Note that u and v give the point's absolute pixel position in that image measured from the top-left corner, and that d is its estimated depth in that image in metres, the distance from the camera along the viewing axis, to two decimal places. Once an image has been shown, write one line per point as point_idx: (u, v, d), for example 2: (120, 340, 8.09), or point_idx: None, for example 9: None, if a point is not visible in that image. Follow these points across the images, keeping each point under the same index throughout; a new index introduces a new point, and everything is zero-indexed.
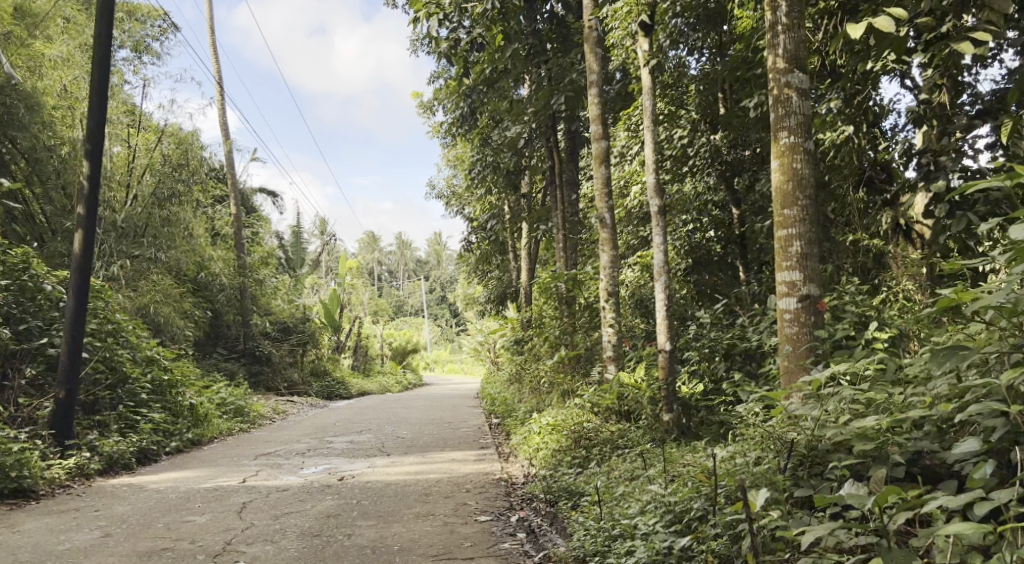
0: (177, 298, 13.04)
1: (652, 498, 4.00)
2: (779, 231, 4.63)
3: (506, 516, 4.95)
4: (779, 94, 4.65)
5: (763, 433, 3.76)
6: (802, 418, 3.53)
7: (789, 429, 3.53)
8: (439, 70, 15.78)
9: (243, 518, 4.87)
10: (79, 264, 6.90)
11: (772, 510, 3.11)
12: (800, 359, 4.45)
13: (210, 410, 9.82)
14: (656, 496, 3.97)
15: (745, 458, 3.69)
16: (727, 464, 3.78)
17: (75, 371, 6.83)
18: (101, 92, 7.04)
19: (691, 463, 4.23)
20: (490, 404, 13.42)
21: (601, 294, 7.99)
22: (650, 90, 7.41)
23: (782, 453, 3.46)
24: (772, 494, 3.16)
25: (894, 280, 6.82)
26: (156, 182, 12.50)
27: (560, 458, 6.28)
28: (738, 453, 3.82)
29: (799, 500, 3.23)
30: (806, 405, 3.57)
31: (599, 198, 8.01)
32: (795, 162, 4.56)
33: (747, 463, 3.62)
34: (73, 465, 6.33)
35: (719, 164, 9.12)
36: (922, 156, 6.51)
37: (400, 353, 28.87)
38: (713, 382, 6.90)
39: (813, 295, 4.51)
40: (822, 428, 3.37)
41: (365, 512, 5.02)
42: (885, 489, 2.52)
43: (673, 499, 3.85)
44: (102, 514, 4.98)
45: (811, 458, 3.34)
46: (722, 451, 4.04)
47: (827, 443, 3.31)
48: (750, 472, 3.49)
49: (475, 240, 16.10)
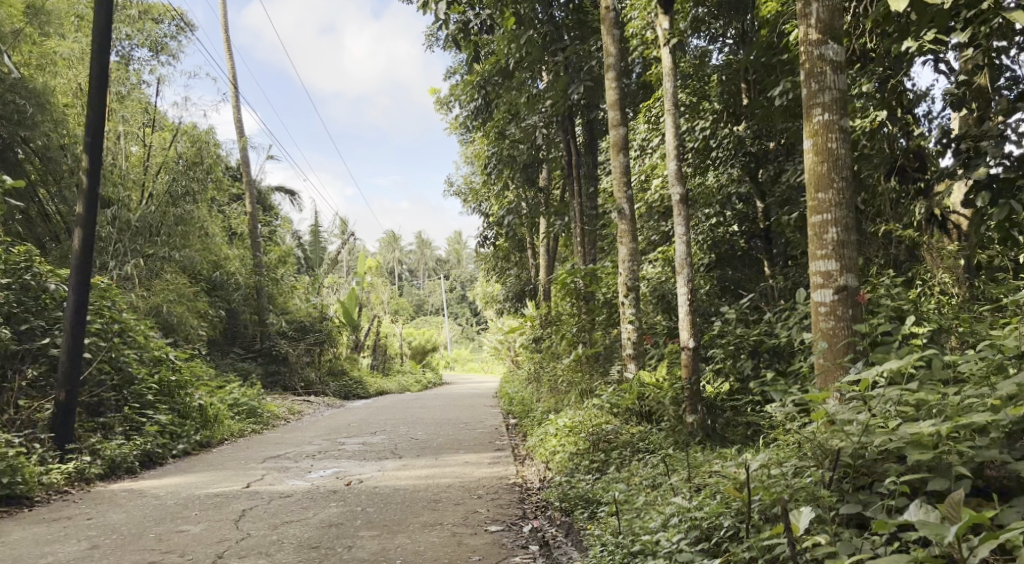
0: (193, 298, 12.91)
1: (675, 511, 3.66)
2: (812, 217, 4.23)
3: (518, 526, 4.62)
4: (811, 68, 4.26)
5: (799, 439, 3.39)
6: (843, 425, 3.16)
7: (831, 435, 3.16)
8: (455, 65, 15.54)
9: (239, 527, 4.61)
10: (79, 261, 6.70)
11: (818, 532, 2.77)
12: (837, 358, 4.06)
13: (221, 411, 9.62)
14: (680, 509, 3.62)
15: (780, 467, 3.32)
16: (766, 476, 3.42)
17: (74, 371, 6.62)
18: (100, 83, 6.83)
19: (721, 472, 3.88)
20: (508, 404, 13.09)
21: (621, 289, 7.62)
22: (671, 72, 7.04)
23: (823, 464, 3.09)
24: (817, 513, 2.81)
25: (930, 272, 6.41)
26: (171, 180, 12.29)
27: (578, 463, 5.94)
28: (775, 462, 3.46)
29: (846, 518, 2.88)
30: (848, 408, 3.19)
31: (617, 188, 7.63)
32: (830, 142, 4.17)
33: (783, 473, 3.27)
34: (71, 469, 6.14)
35: (743, 155, 8.84)
36: (962, 141, 6.09)
37: (420, 353, 28.65)
38: (740, 381, 6.53)
39: (851, 286, 4.12)
40: (869, 435, 3.00)
41: (369, 521, 4.74)
42: (966, 517, 2.21)
43: (699, 512, 3.51)
44: (94, 523, 4.76)
45: (860, 470, 2.97)
46: (752, 458, 3.68)
47: (875, 452, 2.95)
48: (788, 482, 3.14)
49: (493, 237, 15.82)
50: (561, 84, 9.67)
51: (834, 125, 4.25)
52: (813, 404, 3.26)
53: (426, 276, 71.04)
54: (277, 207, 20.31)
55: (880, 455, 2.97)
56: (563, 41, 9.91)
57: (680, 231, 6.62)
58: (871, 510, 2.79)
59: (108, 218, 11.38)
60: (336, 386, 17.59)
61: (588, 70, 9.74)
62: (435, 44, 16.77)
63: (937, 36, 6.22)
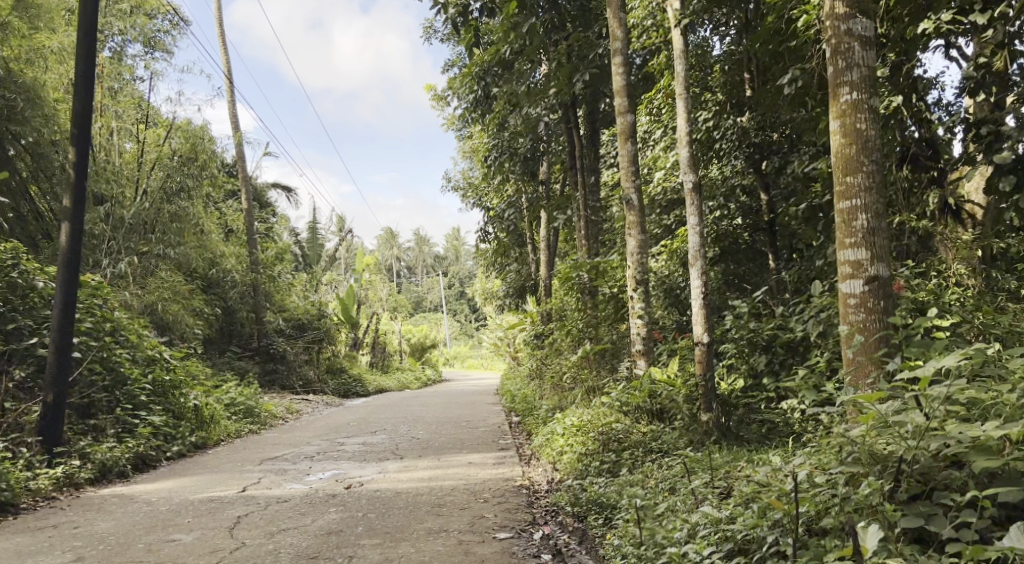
0: (189, 296, 12.65)
1: (704, 518, 3.46)
2: (839, 203, 3.99)
3: (528, 533, 4.38)
4: (838, 44, 4.01)
5: (840, 441, 3.19)
6: (891, 426, 2.98)
7: (880, 440, 2.98)
8: (454, 58, 15.31)
9: (233, 536, 4.36)
10: (67, 257, 6.44)
11: (882, 552, 2.62)
12: (870, 352, 3.84)
13: (217, 410, 9.36)
14: (708, 518, 3.43)
15: (827, 474, 3.11)
16: (805, 484, 3.22)
17: (63, 372, 6.37)
18: (86, 73, 6.56)
19: (752, 479, 3.68)
20: (510, 401, 12.85)
21: (629, 282, 7.37)
22: (683, 55, 6.79)
23: (874, 472, 2.91)
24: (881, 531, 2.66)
25: (945, 263, 6.07)
26: (165, 175, 12.02)
27: (587, 464, 5.68)
28: (815, 468, 3.26)
29: (907, 533, 2.73)
30: (897, 409, 3.02)
31: (625, 177, 7.37)
32: (859, 123, 3.93)
33: (831, 481, 3.08)
34: (59, 473, 5.90)
35: (747, 146, 8.49)
36: (982, 126, 5.83)
37: (419, 350, 28.36)
38: (753, 377, 6.30)
39: (882, 276, 3.89)
40: (925, 438, 2.84)
41: (371, 528, 4.50)
42: None
43: (732, 524, 3.31)
44: (82, 533, 4.52)
45: (914, 477, 2.83)
46: (786, 464, 3.46)
47: (932, 458, 2.81)
48: (839, 494, 2.97)
49: (493, 231, 15.55)
50: (565, 73, 9.41)
51: (863, 106, 4.01)
52: (860, 404, 3.08)
53: (425, 273, 70.76)
54: (274, 204, 20.05)
55: (937, 461, 2.83)
56: (566, 30, 9.65)
57: (693, 221, 6.43)
58: (934, 523, 2.67)
59: (101, 215, 11.11)
60: (334, 384, 17.32)
61: (593, 59, 9.49)
62: (434, 37, 16.54)
63: (955, 17, 5.95)
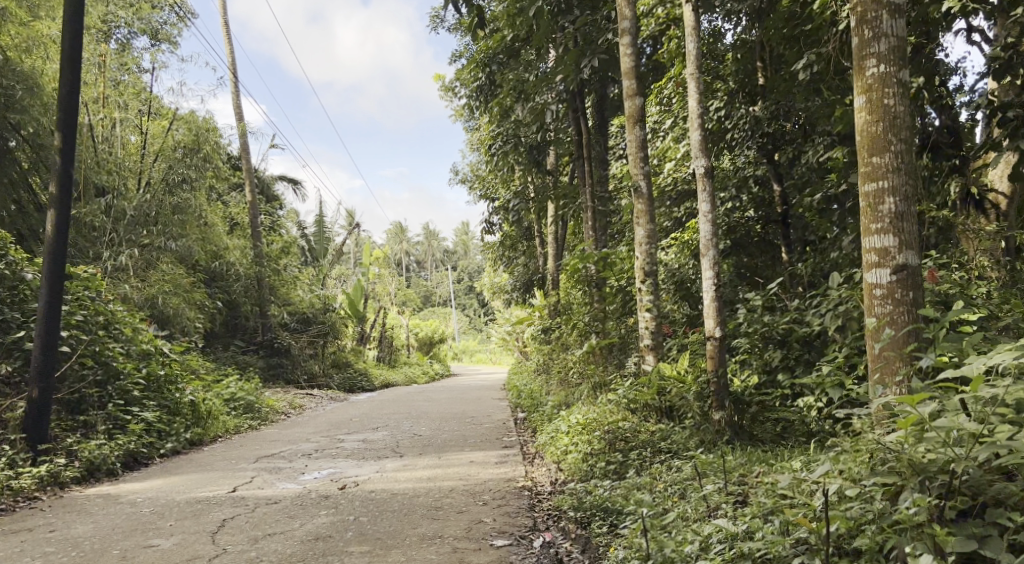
0: (192, 289, 12.41)
1: (717, 531, 3.21)
2: (864, 185, 3.68)
3: (528, 540, 4.11)
4: (864, 12, 3.69)
5: (875, 448, 2.92)
6: (935, 433, 2.72)
7: (923, 449, 2.72)
8: (461, 49, 15.04)
9: (215, 542, 4.12)
10: (53, 248, 6.21)
11: None
12: (899, 348, 3.54)
13: (215, 406, 9.13)
14: (723, 531, 3.18)
15: (859, 487, 2.85)
16: (834, 497, 2.95)
17: (48, 365, 6.17)
18: (73, 61, 6.32)
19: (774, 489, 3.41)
20: (517, 396, 12.59)
21: (637, 273, 7.07)
22: (695, 35, 6.45)
23: (915, 486, 2.67)
24: (931, 556, 2.43)
25: (968, 255, 5.74)
26: (167, 167, 11.81)
27: (592, 466, 5.39)
28: (845, 477, 2.99)
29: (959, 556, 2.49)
30: (941, 414, 2.76)
31: (633, 164, 7.06)
32: (887, 98, 3.61)
33: (865, 494, 2.82)
34: (43, 472, 5.70)
35: (759, 136, 8.08)
36: (1010, 110, 5.49)
37: (426, 345, 28.13)
38: (767, 372, 5.96)
39: (911, 264, 3.58)
40: (975, 451, 2.58)
41: (362, 533, 4.25)
42: None
43: (749, 540, 3.05)
44: (56, 538, 4.32)
45: (962, 491, 2.58)
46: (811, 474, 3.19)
47: (982, 469, 2.56)
48: (876, 511, 2.72)
49: (499, 223, 15.30)
50: (572, 57, 9.11)
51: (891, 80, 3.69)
52: (901, 407, 2.82)
53: (433, 267, 70.52)
54: (279, 196, 19.87)
55: (988, 472, 2.58)
56: (573, 13, 9.32)
57: (705, 209, 6.13)
58: (989, 547, 2.44)
59: (102, 206, 10.87)
60: (340, 379, 17.09)
61: (603, 44, 9.19)
62: (441, 26, 16.25)
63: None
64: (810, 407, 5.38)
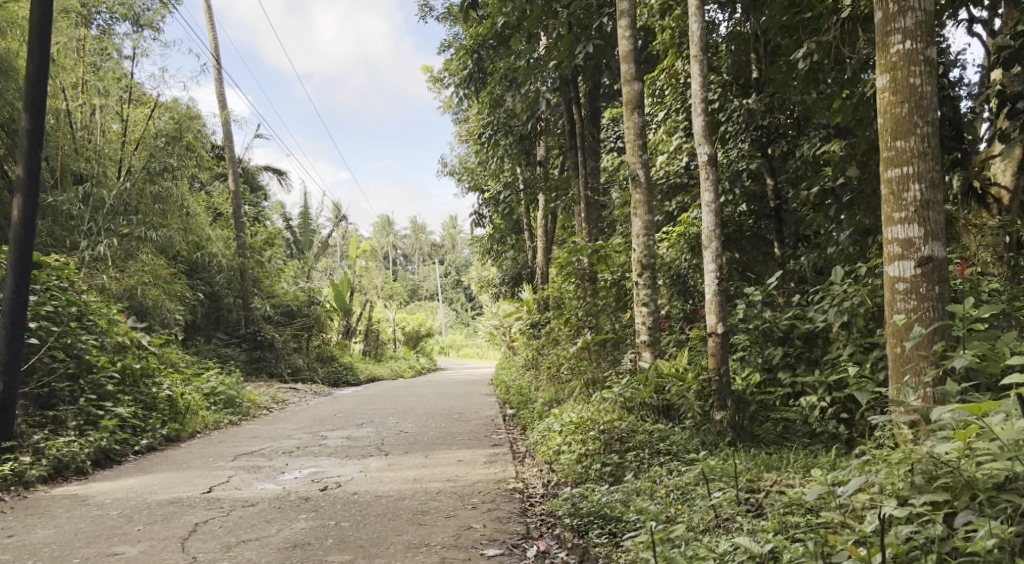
0: (172, 280, 11.99)
1: (739, 551, 2.95)
2: (887, 171, 3.48)
3: (520, 549, 3.85)
4: None
5: (930, 462, 2.82)
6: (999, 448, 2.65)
7: (987, 468, 2.64)
8: (451, 39, 14.71)
9: (184, 550, 3.83)
10: (18, 235, 5.86)
11: None
12: (926, 348, 3.35)
13: (193, 401, 8.80)
14: (744, 550, 2.93)
15: (917, 505, 2.76)
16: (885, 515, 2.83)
17: (13, 357, 5.85)
18: (41, 39, 5.96)
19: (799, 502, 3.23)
20: (505, 392, 12.32)
21: (634, 267, 6.82)
22: (697, 18, 6.19)
23: (980, 510, 2.60)
24: None
25: (970, 250, 5.53)
26: (147, 156, 11.42)
27: (586, 468, 5.15)
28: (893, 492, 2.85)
29: None
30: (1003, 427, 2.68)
31: (630, 151, 6.79)
32: (912, 77, 3.40)
33: (923, 513, 2.75)
34: (7, 470, 5.38)
35: (755, 128, 7.82)
36: (1017, 101, 5.26)
37: (414, 338, 27.73)
38: (767, 370, 5.74)
39: (938, 256, 3.38)
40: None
41: (343, 540, 3.96)
42: None
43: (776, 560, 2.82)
44: (13, 544, 4.01)
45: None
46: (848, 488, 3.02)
47: None
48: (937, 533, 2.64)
49: (488, 216, 15.00)
50: (566, 43, 8.82)
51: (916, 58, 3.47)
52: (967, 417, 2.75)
53: (421, 261, 70.07)
54: (263, 187, 19.44)
55: None
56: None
57: (707, 200, 5.90)
58: None
59: (81, 194, 10.47)
60: (325, 372, 16.74)
61: (597, 32, 8.92)
62: (429, 15, 15.91)
63: None
64: (814, 407, 5.16)
